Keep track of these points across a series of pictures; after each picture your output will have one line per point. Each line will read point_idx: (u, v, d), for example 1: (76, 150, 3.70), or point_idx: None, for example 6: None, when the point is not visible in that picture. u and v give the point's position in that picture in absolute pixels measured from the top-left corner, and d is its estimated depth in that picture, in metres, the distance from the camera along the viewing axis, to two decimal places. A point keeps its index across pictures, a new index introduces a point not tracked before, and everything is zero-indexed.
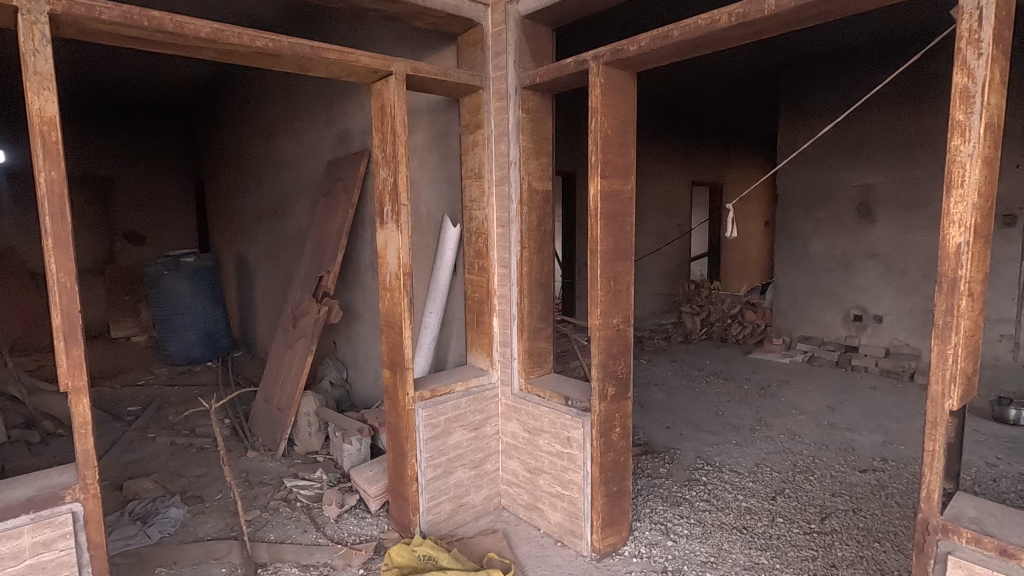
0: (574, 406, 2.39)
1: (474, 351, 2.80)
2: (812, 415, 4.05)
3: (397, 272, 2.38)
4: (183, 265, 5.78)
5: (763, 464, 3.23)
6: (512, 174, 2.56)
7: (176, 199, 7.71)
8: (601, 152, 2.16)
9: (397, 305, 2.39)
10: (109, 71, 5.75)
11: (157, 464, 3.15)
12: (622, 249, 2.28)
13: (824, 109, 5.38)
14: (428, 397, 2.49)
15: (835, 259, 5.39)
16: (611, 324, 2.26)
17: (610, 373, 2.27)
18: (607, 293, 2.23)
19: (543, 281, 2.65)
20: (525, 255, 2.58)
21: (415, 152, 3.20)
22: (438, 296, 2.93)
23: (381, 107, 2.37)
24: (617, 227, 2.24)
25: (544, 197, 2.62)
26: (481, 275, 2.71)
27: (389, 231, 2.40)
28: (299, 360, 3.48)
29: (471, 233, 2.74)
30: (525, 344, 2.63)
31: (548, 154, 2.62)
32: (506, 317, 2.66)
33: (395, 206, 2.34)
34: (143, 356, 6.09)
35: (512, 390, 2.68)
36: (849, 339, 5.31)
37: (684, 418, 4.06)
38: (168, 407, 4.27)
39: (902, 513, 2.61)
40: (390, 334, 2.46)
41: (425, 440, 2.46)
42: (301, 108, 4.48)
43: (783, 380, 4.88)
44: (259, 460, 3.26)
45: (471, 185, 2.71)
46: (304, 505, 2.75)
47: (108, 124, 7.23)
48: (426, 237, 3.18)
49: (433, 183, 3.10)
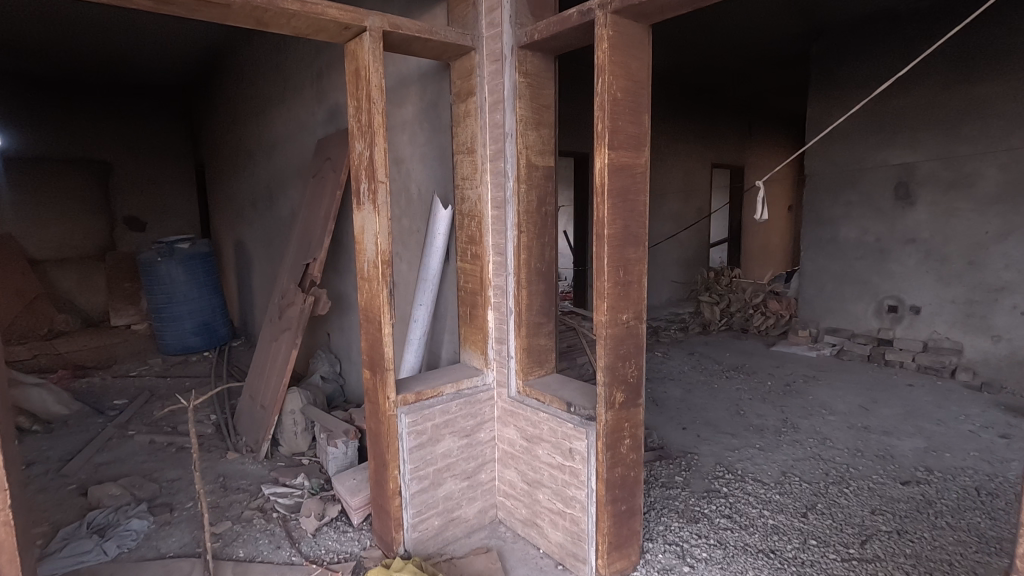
0: (577, 413, 2.09)
1: (468, 348, 2.51)
2: (843, 416, 3.70)
3: (374, 261, 2.08)
4: (177, 251, 5.51)
5: (790, 473, 2.92)
6: (508, 148, 2.24)
7: (176, 183, 7.53)
8: (609, 118, 1.82)
9: (376, 297, 2.10)
10: (99, 47, 5.51)
11: (129, 466, 2.93)
12: (634, 234, 1.95)
13: (860, 80, 4.93)
14: (412, 402, 2.21)
15: (868, 245, 4.97)
16: (620, 320, 1.95)
17: (618, 378, 1.97)
18: (615, 286, 1.92)
19: (543, 270, 2.33)
20: (524, 241, 2.26)
21: (405, 126, 2.89)
22: (428, 286, 2.62)
23: (356, 70, 2.05)
24: (628, 207, 1.92)
25: (544, 174, 2.30)
26: (474, 262, 2.42)
27: (365, 213, 2.10)
28: (284, 354, 3.23)
29: (464, 216, 2.45)
30: (523, 341, 2.32)
31: (549, 125, 2.29)
32: (501, 311, 2.36)
33: (371, 184, 2.04)
34: (140, 345, 5.93)
35: (508, 393, 2.38)
36: (882, 332, 4.92)
37: (702, 418, 3.75)
38: (154, 401, 4.07)
39: (957, 538, 2.28)
40: (369, 331, 2.18)
41: (409, 449, 2.18)
42: (292, 83, 4.19)
43: (809, 376, 4.53)
44: (239, 462, 3.02)
45: (463, 161, 2.41)
46: (281, 516, 2.50)
47: (106, 105, 7.02)
48: (417, 221, 2.88)
49: (423, 160, 2.79)
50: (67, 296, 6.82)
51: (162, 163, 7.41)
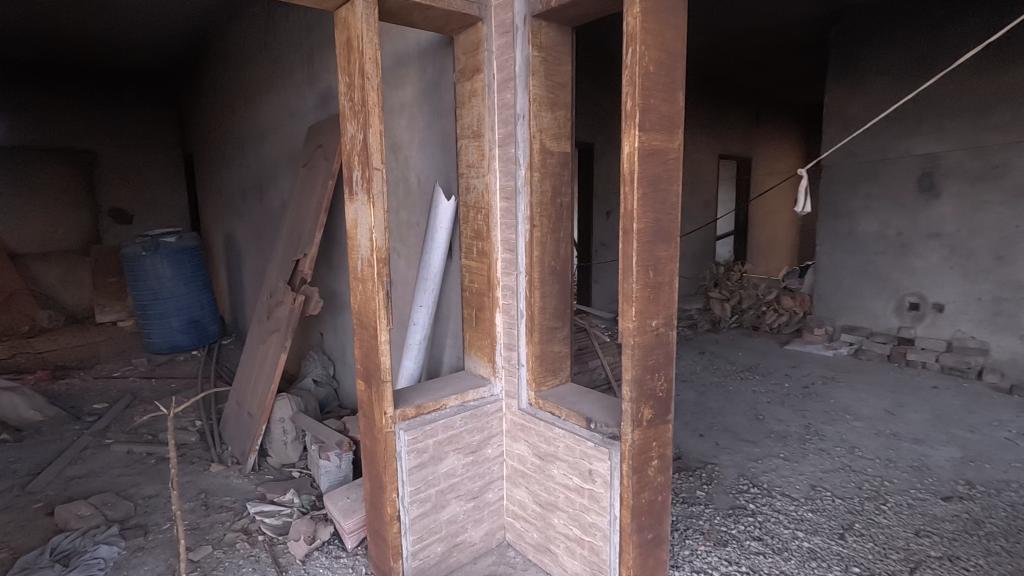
0: (598, 431, 1.85)
1: (473, 355, 2.28)
2: (869, 422, 3.48)
3: (369, 259, 1.84)
4: (162, 246, 5.22)
5: (820, 487, 2.71)
6: (519, 131, 1.99)
7: (165, 174, 7.26)
8: (641, 95, 1.58)
9: (371, 300, 1.86)
10: (80, 30, 5.23)
11: (103, 480, 2.69)
12: (665, 229, 1.71)
13: (881, 66, 4.68)
14: (411, 416, 1.97)
15: (889, 239, 4.74)
16: (650, 327, 1.71)
17: (645, 393, 1.73)
18: (645, 288, 1.68)
19: (558, 269, 2.09)
20: (537, 237, 2.02)
21: (403, 109, 2.64)
22: (429, 286, 2.38)
23: (347, 40, 1.80)
24: (659, 198, 1.67)
25: (560, 162, 2.05)
26: (481, 260, 2.18)
27: (359, 205, 1.85)
28: (272, 356, 2.99)
29: (469, 208, 2.21)
30: (535, 349, 2.08)
31: (565, 106, 2.04)
32: (511, 314, 2.12)
33: (365, 171, 1.79)
34: (126, 343, 5.68)
35: (518, 405, 2.15)
36: (903, 331, 4.70)
37: (720, 423, 3.53)
38: (136, 405, 3.84)
39: (1015, 567, 2.08)
40: (364, 339, 1.93)
41: (409, 470, 1.95)
42: (282, 66, 3.93)
43: (828, 378, 4.31)
44: (223, 475, 2.78)
45: (468, 147, 2.16)
46: (267, 539, 2.27)
47: (91, 92, 6.73)
48: (418, 214, 2.64)
49: (423, 147, 2.55)
50: (51, 293, 6.56)
51: (150, 153, 7.14)
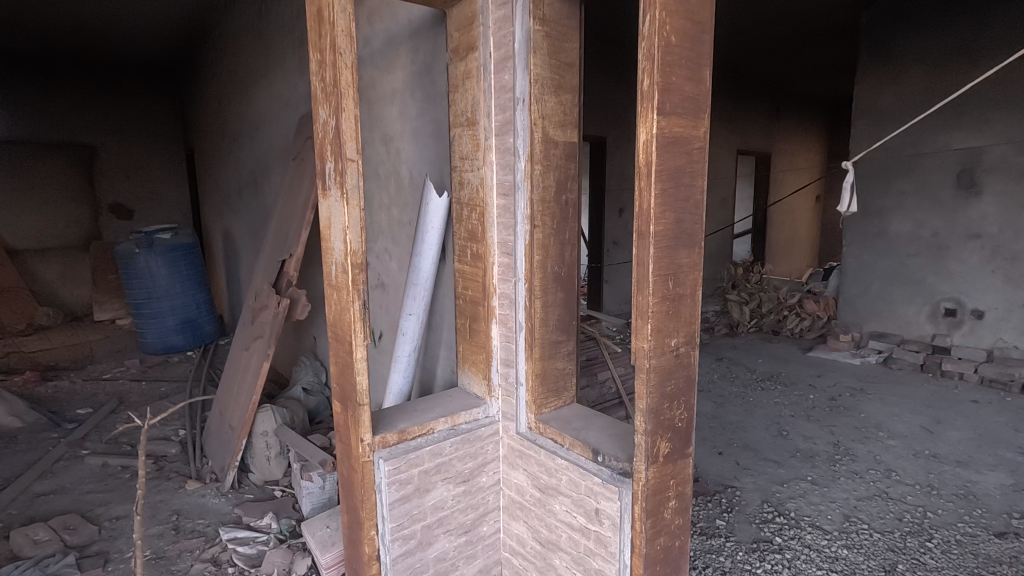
0: (606, 466, 1.60)
1: (467, 370, 2.03)
2: (906, 441, 3.19)
3: (344, 264, 1.60)
4: (157, 243, 5.03)
5: (855, 518, 2.43)
6: (518, 117, 1.74)
7: (166, 168, 7.08)
8: (661, 71, 1.32)
9: (346, 311, 1.63)
10: (75, 19, 5.06)
11: (72, 499, 2.50)
12: (688, 231, 1.45)
13: (917, 53, 4.34)
14: (394, 443, 1.73)
15: (923, 240, 4.41)
16: (668, 347, 1.45)
17: (663, 423, 1.48)
18: (662, 302, 1.42)
19: (562, 275, 1.84)
20: (538, 238, 1.76)
21: (395, 95, 2.39)
22: (418, 292, 2.13)
23: (318, 11, 1.55)
24: (681, 195, 1.41)
25: (565, 153, 1.79)
26: (475, 264, 1.93)
27: (333, 202, 1.60)
28: (255, 364, 2.77)
29: (463, 205, 1.96)
30: (535, 366, 1.83)
31: (571, 88, 1.78)
32: (509, 326, 1.87)
33: (339, 163, 1.54)
34: (121, 343, 5.52)
35: (516, 429, 1.90)
36: (937, 339, 4.38)
37: (740, 440, 3.26)
38: (120, 411, 3.65)
39: None
40: (339, 355, 1.69)
41: (391, 504, 1.71)
42: (275, 53, 3.71)
43: (856, 390, 4.00)
44: (200, 494, 2.57)
45: (462, 136, 1.92)
46: (238, 572, 2.05)
47: (89, 84, 6.57)
48: (410, 211, 2.39)
49: (415, 137, 2.30)
50: (50, 290, 6.43)
51: (150, 147, 6.97)
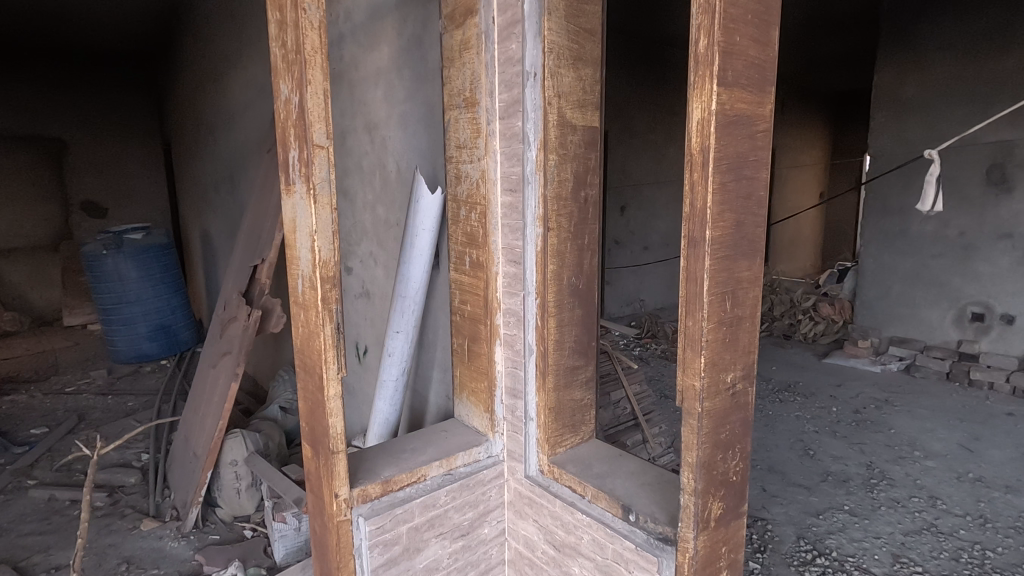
0: (639, 529, 1.29)
1: (465, 400, 1.72)
2: (945, 462, 2.91)
3: (311, 278, 1.27)
4: (126, 243, 4.64)
5: (906, 560, 2.14)
6: (528, 96, 1.42)
7: (141, 163, 6.65)
8: (723, 30, 1.00)
9: (316, 337, 1.30)
10: (38, 5, 4.67)
11: (7, 544, 2.16)
12: (749, 237, 1.13)
13: (944, 41, 4.06)
14: (376, 496, 1.41)
15: (949, 240, 4.13)
16: (723, 385, 1.15)
17: (716, 480, 1.17)
18: (718, 328, 1.11)
19: (580, 287, 1.52)
20: (552, 244, 1.44)
21: (380, 74, 2.06)
22: (406, 306, 1.81)
23: None
24: (743, 192, 1.10)
25: (584, 140, 1.47)
26: (475, 274, 1.61)
27: (297, 200, 1.28)
28: (223, 384, 2.43)
29: (460, 203, 1.64)
30: (548, 399, 1.51)
31: (593, 61, 1.46)
32: (516, 350, 1.56)
33: (304, 152, 1.22)
34: (91, 351, 5.14)
35: (525, 471, 1.59)
36: (963, 345, 4.12)
37: (763, 461, 2.96)
38: (79, 431, 3.29)
39: None
40: (308, 390, 1.37)
41: (373, 571, 1.40)
42: (249, 35, 3.35)
43: (881, 401, 3.72)
44: (157, 535, 2.24)
45: (459, 120, 1.59)
46: None
47: (59, 74, 6.15)
48: (398, 211, 2.07)
49: (403, 124, 1.97)
50: (17, 292, 6.07)
51: (125, 140, 6.55)
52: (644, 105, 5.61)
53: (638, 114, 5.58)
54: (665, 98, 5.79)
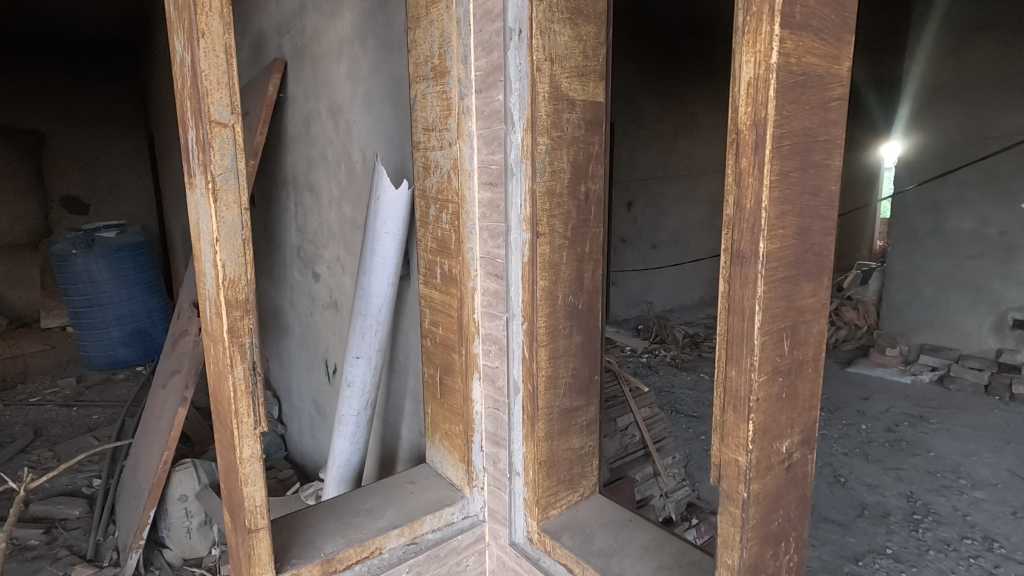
0: None
1: (438, 443, 1.39)
2: (996, 493, 2.57)
3: (216, 301, 0.95)
4: (98, 242, 4.33)
5: None
6: (511, 61, 1.09)
7: (124, 158, 6.33)
8: None
9: (224, 380, 0.97)
10: None
11: None
12: (817, 251, 0.80)
13: (986, 20, 3.67)
14: None
15: (988, 240, 3.77)
16: (776, 457, 0.82)
17: None
18: (771, 381, 0.78)
19: (579, 308, 1.19)
20: (543, 253, 1.11)
21: (343, 46, 1.73)
22: (368, 325, 1.49)
23: None
24: (810, 188, 0.76)
25: (584, 119, 1.13)
26: (448, 290, 1.28)
27: (198, 196, 0.95)
28: (170, 408, 2.12)
29: (429, 200, 1.31)
30: (537, 452, 1.19)
31: (596, 17, 1.13)
32: (498, 387, 1.23)
33: (200, 129, 0.89)
34: (65, 355, 4.85)
35: (511, 537, 1.27)
36: (1003, 355, 3.78)
37: None
38: (31, 453, 2.99)
39: None
40: (223, 446, 1.05)
41: None
42: None
43: (914, 418, 3.37)
44: None
45: (428, 95, 1.26)
46: None
47: (36, 63, 5.85)
48: (364, 208, 1.74)
49: (368, 106, 1.64)
50: None
51: (107, 133, 6.24)
52: (652, 94, 5.24)
53: (646, 104, 5.21)
54: (674, 87, 5.41)
